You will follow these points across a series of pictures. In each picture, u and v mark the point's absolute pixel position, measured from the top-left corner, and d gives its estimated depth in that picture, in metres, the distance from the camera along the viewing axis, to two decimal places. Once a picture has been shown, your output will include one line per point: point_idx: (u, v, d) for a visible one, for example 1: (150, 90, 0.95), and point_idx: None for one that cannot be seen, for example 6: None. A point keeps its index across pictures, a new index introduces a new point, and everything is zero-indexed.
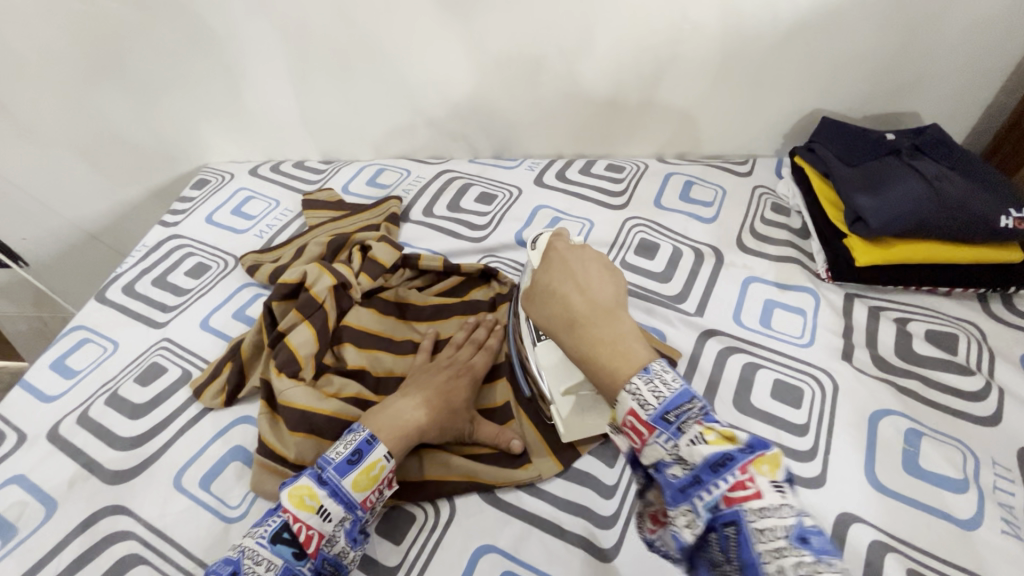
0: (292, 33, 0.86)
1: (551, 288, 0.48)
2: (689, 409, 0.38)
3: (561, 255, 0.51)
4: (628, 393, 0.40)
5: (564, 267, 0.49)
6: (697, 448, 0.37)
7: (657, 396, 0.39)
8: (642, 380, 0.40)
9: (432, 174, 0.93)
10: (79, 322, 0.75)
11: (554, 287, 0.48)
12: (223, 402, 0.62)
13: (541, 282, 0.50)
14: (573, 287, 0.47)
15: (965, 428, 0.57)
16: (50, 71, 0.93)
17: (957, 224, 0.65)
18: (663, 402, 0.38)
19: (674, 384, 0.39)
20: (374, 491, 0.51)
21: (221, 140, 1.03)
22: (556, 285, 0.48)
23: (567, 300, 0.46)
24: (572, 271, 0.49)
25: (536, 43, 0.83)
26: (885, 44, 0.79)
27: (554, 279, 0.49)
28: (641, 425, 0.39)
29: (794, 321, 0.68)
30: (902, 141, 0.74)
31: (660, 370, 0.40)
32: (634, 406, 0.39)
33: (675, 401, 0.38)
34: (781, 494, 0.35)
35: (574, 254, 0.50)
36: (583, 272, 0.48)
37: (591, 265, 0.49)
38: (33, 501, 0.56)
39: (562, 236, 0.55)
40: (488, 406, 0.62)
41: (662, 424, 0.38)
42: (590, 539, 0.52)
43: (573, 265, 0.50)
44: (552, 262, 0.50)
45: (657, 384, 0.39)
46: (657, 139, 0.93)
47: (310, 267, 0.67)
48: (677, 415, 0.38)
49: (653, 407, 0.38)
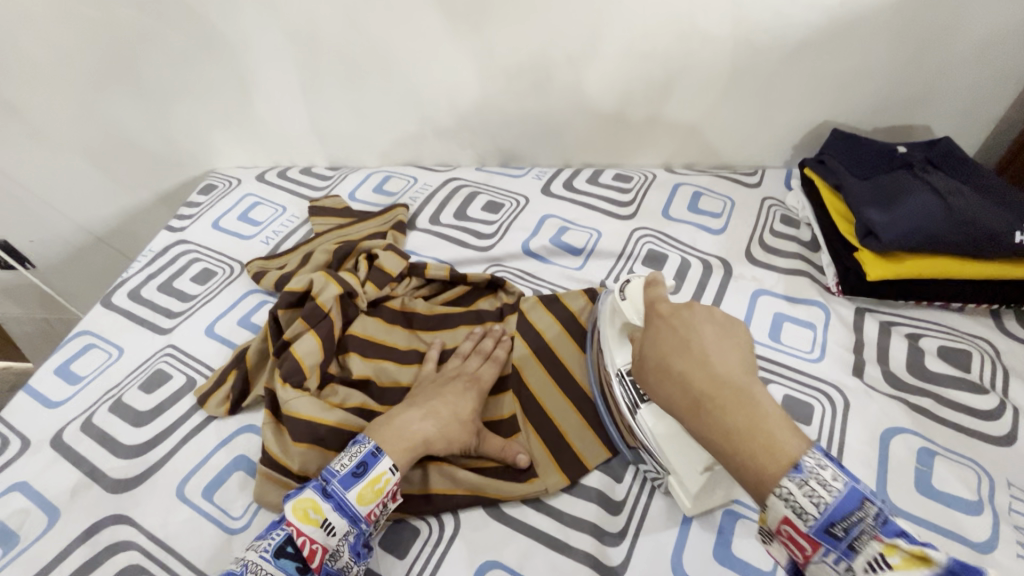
0: (301, 40, 0.86)
1: (665, 363, 0.45)
2: (860, 520, 0.36)
3: (666, 322, 0.48)
4: (780, 498, 0.37)
5: (674, 336, 0.46)
6: (879, 573, 0.34)
7: (817, 505, 0.36)
8: (793, 481, 0.37)
9: (439, 183, 0.93)
10: (84, 328, 0.75)
11: (666, 361, 0.45)
12: (227, 410, 0.62)
13: (651, 355, 0.47)
14: (693, 363, 0.44)
15: (979, 448, 0.56)
16: (60, 73, 0.94)
17: (971, 240, 0.64)
18: (827, 512, 0.36)
19: (838, 487, 0.36)
20: (379, 504, 0.50)
21: (229, 146, 1.03)
22: (671, 360, 0.45)
23: (686, 380, 0.43)
24: (685, 340, 0.45)
25: (544, 51, 0.82)
26: (895, 55, 0.78)
27: (666, 349, 0.46)
28: (802, 537, 0.37)
29: (803, 336, 0.67)
30: (914, 155, 0.74)
31: (816, 466, 0.37)
32: (790, 514, 0.37)
33: (840, 509, 0.36)
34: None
35: (682, 316, 0.47)
36: (698, 341, 0.45)
37: (706, 328, 0.46)
38: (35, 509, 0.56)
39: (660, 285, 0.53)
40: (494, 418, 0.61)
41: (828, 538, 0.36)
42: (597, 555, 0.51)
43: (683, 331, 0.46)
44: (658, 330, 0.48)
45: (813, 486, 0.36)
46: (665, 149, 0.93)
47: (316, 276, 0.67)
48: (846, 529, 0.36)
49: (814, 520, 0.36)
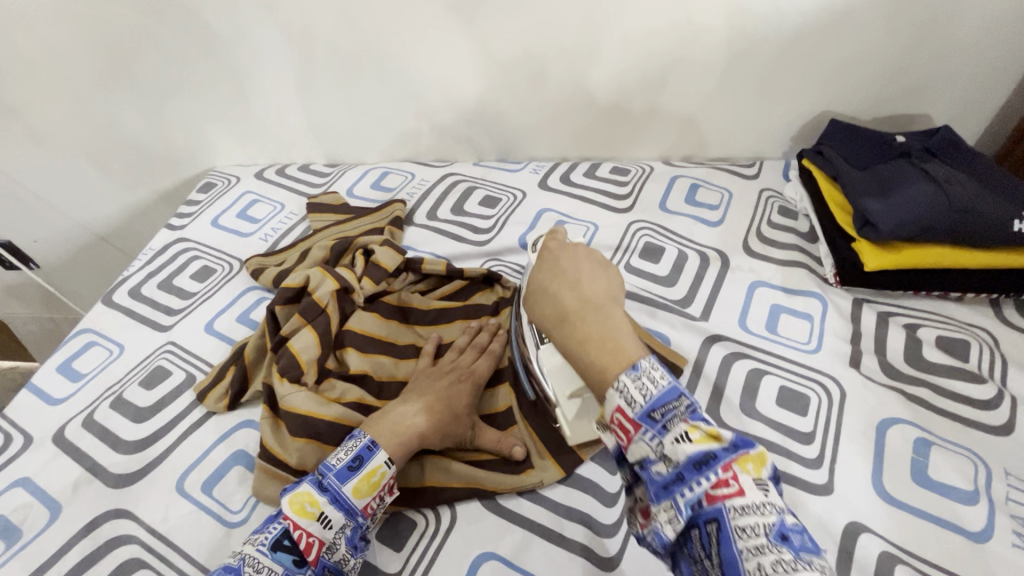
0: (296, 37, 0.86)
1: (542, 285, 0.47)
2: (675, 408, 0.38)
3: (553, 253, 0.49)
4: (615, 389, 0.39)
5: (552, 265, 0.48)
6: (682, 446, 0.37)
7: (643, 394, 0.38)
8: (629, 377, 0.39)
9: (437, 178, 0.93)
10: (86, 326, 0.75)
11: (544, 283, 0.47)
12: (226, 406, 0.62)
13: (533, 278, 0.49)
14: (565, 284, 0.46)
15: (976, 438, 0.56)
16: (58, 74, 0.94)
17: (969, 229, 0.63)
18: (649, 401, 0.38)
19: (662, 382, 0.39)
20: (375, 497, 0.51)
21: (228, 144, 1.04)
22: (546, 283, 0.47)
23: (556, 296, 0.46)
24: (562, 268, 0.47)
25: (539, 45, 0.82)
26: (895, 44, 0.77)
27: (543, 275, 0.48)
28: (627, 422, 0.39)
29: (800, 327, 0.67)
30: (912, 144, 0.73)
31: (650, 367, 0.39)
32: (621, 403, 0.39)
33: (661, 399, 0.38)
34: (762, 492, 0.35)
35: (567, 249, 0.49)
36: (573, 269, 0.47)
37: (582, 259, 0.48)
38: (38, 503, 0.57)
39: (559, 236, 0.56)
40: (490, 411, 0.62)
41: (650, 423, 0.38)
42: (592, 547, 0.51)
43: (563, 262, 0.48)
44: (542, 259, 0.50)
45: (645, 382, 0.39)
46: (662, 142, 0.93)
47: (313, 272, 0.68)
48: (663, 414, 0.38)
49: (639, 405, 0.38)
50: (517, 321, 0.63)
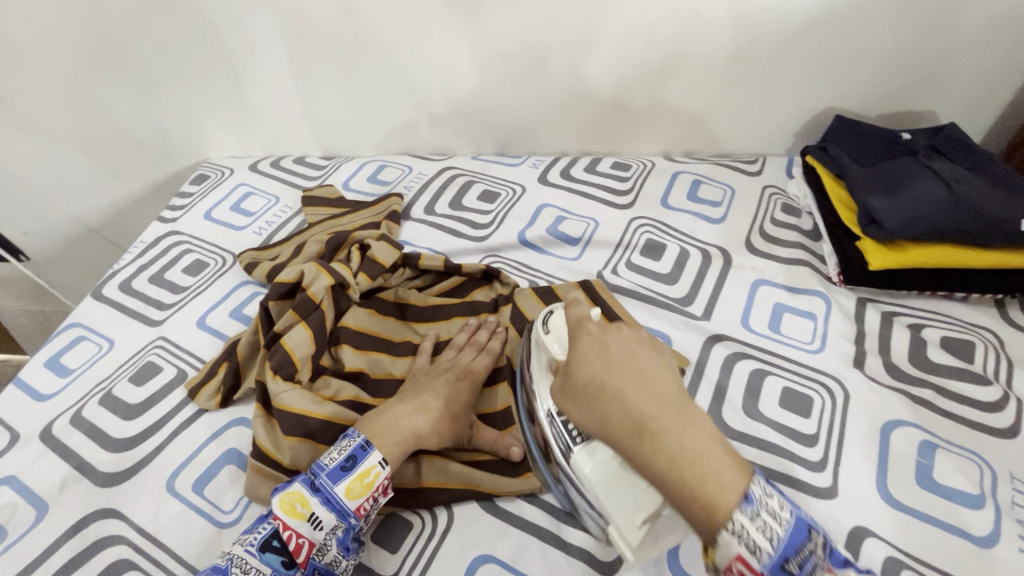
0: (292, 25, 0.84)
1: (604, 387, 0.44)
2: (809, 553, 0.37)
3: (599, 341, 0.47)
4: (733, 533, 0.36)
5: (605, 356, 0.45)
6: None
7: (770, 537, 0.36)
8: (744, 514, 0.36)
9: (435, 171, 0.92)
10: (75, 320, 0.74)
11: (601, 378, 0.44)
12: (218, 403, 0.61)
13: (581, 376, 0.46)
14: (630, 382, 0.43)
15: (981, 440, 0.55)
16: (47, 61, 0.92)
17: (977, 229, 0.62)
18: (778, 547, 0.36)
19: (786, 520, 0.37)
20: (368, 498, 0.49)
21: (221, 135, 1.02)
22: (607, 382, 0.44)
23: (623, 398, 0.42)
24: (620, 361, 0.45)
25: (541, 37, 0.80)
26: (901, 39, 0.76)
27: (597, 368, 0.45)
28: (752, 573, 0.36)
29: (803, 326, 0.66)
30: (918, 141, 0.72)
31: (763, 495, 0.37)
32: (741, 550, 0.36)
33: (791, 544, 0.36)
34: None
35: (613, 336, 0.47)
36: (635, 363, 0.44)
37: (637, 351, 0.46)
38: (24, 503, 0.55)
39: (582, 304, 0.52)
40: (488, 410, 0.60)
41: (783, 574, 0.36)
42: (591, 550, 0.50)
43: (615, 349, 0.46)
44: (589, 350, 0.46)
45: (765, 519, 0.37)
46: (664, 137, 0.91)
47: (307, 266, 0.66)
48: (798, 563, 0.36)
49: (767, 553, 0.36)
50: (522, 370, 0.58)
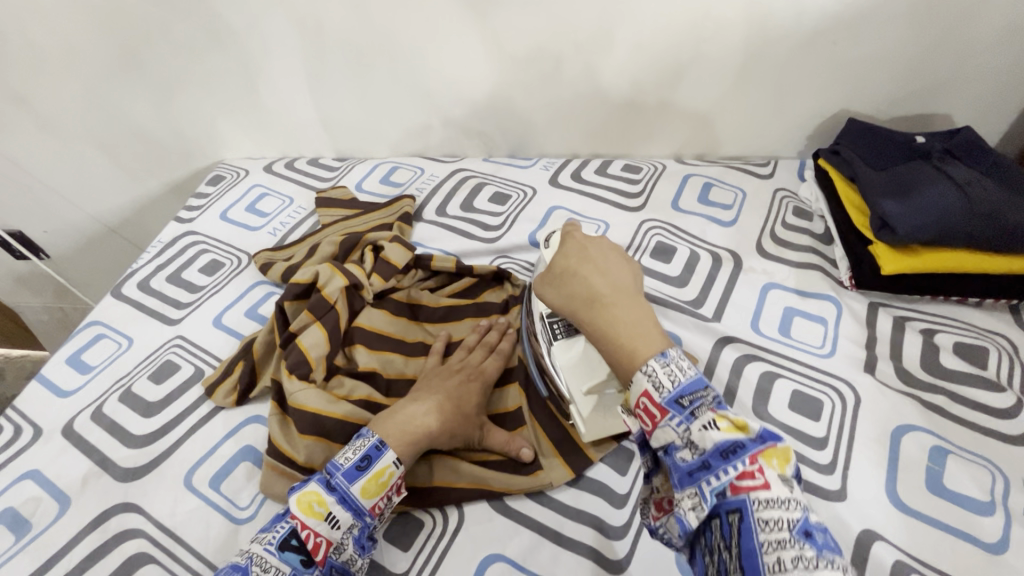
0: (307, 29, 0.85)
1: (571, 270, 0.52)
2: (702, 397, 0.41)
3: (580, 242, 0.55)
4: (644, 374, 0.43)
5: (583, 253, 0.53)
6: (709, 433, 0.40)
7: (672, 379, 0.42)
8: (658, 363, 0.43)
9: (446, 173, 0.93)
10: (95, 318, 0.75)
11: (575, 269, 0.52)
12: (234, 401, 0.62)
13: (561, 263, 0.53)
14: (594, 270, 0.51)
15: (993, 447, 0.55)
16: (69, 65, 0.94)
17: (990, 234, 0.62)
18: (677, 386, 0.42)
19: (689, 371, 0.42)
20: (383, 497, 0.50)
21: (237, 137, 1.03)
22: (578, 267, 0.52)
23: (585, 280, 0.50)
24: (592, 257, 0.52)
25: (553, 40, 0.81)
26: (918, 40, 0.76)
27: (572, 261, 0.53)
28: (653, 406, 0.42)
29: (814, 330, 0.66)
30: (933, 145, 0.72)
31: (677, 356, 0.43)
32: (648, 387, 0.42)
33: (688, 387, 0.42)
34: (789, 491, 0.38)
35: (594, 244, 0.54)
36: (603, 259, 0.52)
37: (609, 253, 0.53)
38: (47, 496, 0.57)
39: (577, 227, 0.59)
40: (499, 411, 0.61)
41: (676, 408, 0.41)
42: (600, 549, 0.51)
43: (592, 253, 0.53)
44: (572, 248, 0.54)
45: (673, 368, 0.43)
46: (675, 140, 0.91)
47: (322, 267, 0.67)
48: (691, 401, 0.41)
49: (668, 390, 0.42)
50: (528, 318, 0.63)
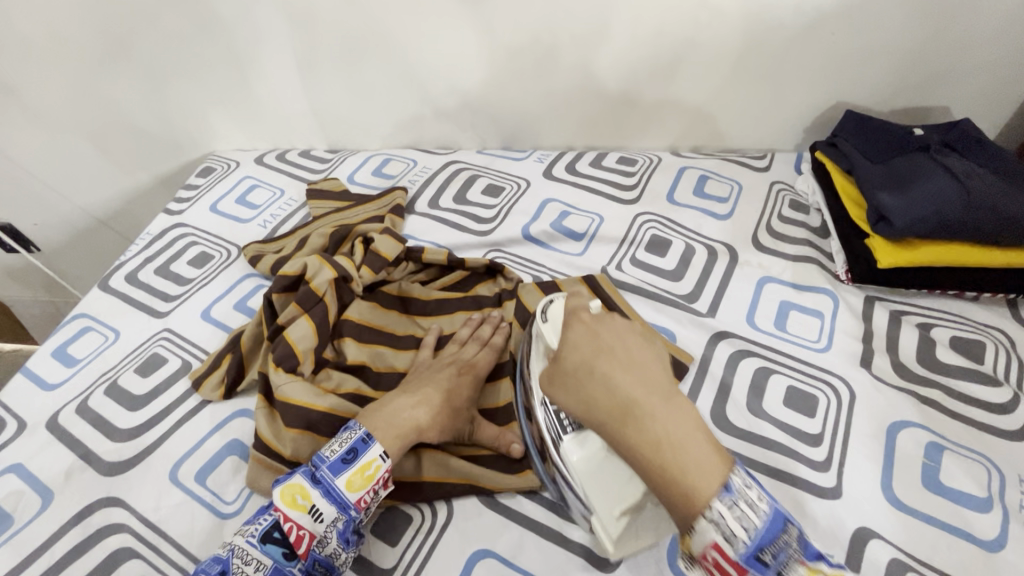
0: (298, 18, 0.84)
1: (590, 366, 0.43)
2: (785, 545, 0.36)
3: (589, 326, 0.46)
4: (712, 523, 0.36)
5: (597, 339, 0.45)
6: None
7: (747, 527, 0.35)
8: (722, 503, 0.36)
9: (440, 165, 0.91)
10: (82, 310, 0.74)
11: (589, 362, 0.44)
12: (221, 394, 0.61)
13: (572, 358, 0.45)
14: (616, 368, 0.42)
15: (989, 442, 0.54)
16: (56, 54, 0.92)
17: (988, 226, 0.61)
18: (755, 536, 0.35)
19: (763, 511, 0.36)
20: (368, 491, 0.49)
21: (227, 128, 1.02)
22: (593, 363, 0.43)
23: (609, 381, 0.42)
24: (607, 345, 0.44)
25: (548, 30, 0.80)
26: (918, 30, 0.74)
27: (585, 351, 0.44)
28: (726, 562, 0.36)
29: (809, 325, 0.65)
30: (931, 137, 0.71)
31: (744, 488, 0.37)
32: (717, 538, 0.36)
33: (767, 535, 0.35)
34: None
35: (606, 326, 0.46)
36: (621, 346, 0.44)
37: (627, 336, 0.45)
38: (30, 491, 0.56)
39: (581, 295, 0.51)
40: (490, 405, 0.60)
41: (756, 564, 0.35)
42: (590, 546, 0.50)
43: (604, 336, 0.45)
44: (581, 335, 0.46)
45: (743, 509, 0.36)
46: (671, 132, 0.90)
47: (311, 259, 0.66)
48: (773, 555, 0.35)
49: (742, 542, 0.35)
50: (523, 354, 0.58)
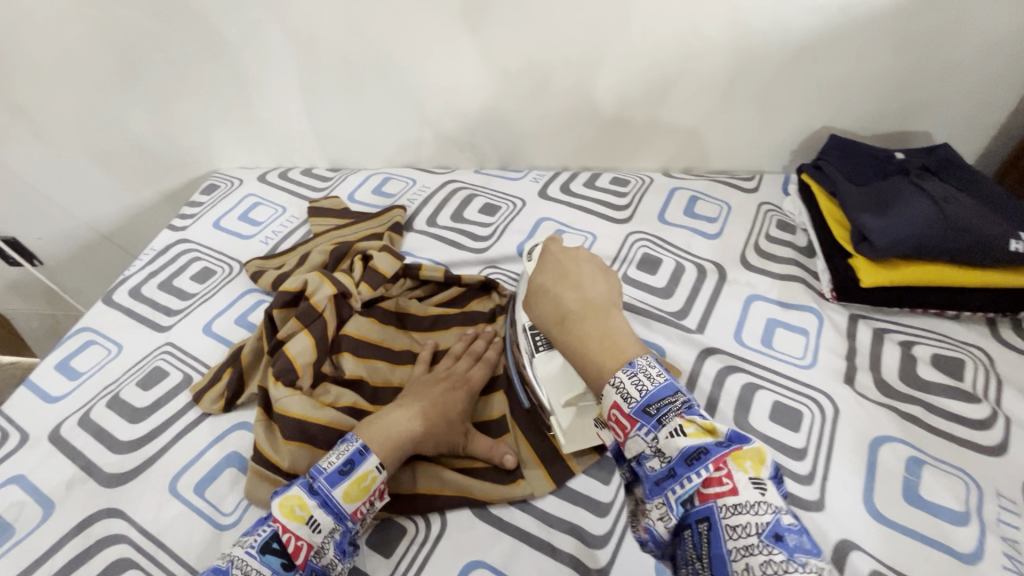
0: (303, 43, 0.87)
1: (546, 288, 0.52)
2: (671, 403, 0.41)
3: (556, 256, 0.56)
4: (612, 386, 0.42)
5: (558, 267, 0.54)
6: (676, 439, 0.39)
7: (639, 388, 0.42)
8: (626, 374, 0.43)
9: (438, 185, 0.94)
10: (85, 324, 0.76)
11: (548, 286, 0.52)
12: (221, 408, 0.63)
13: (538, 279, 0.54)
14: (568, 287, 0.51)
15: (969, 458, 0.56)
16: (68, 75, 0.96)
17: (965, 247, 0.63)
18: (645, 396, 0.41)
19: (658, 378, 0.42)
20: (365, 502, 0.51)
21: (232, 147, 1.05)
22: (549, 285, 0.53)
23: (558, 298, 0.51)
24: (566, 273, 0.53)
25: (543, 56, 0.83)
26: (898, 58, 0.78)
27: (548, 276, 0.53)
28: (623, 417, 0.41)
29: (795, 342, 0.67)
30: (911, 162, 0.74)
31: (646, 365, 0.43)
32: (617, 398, 0.42)
33: (656, 395, 0.41)
34: (762, 494, 0.36)
35: (571, 255, 0.55)
36: (576, 274, 0.53)
37: (586, 266, 0.53)
38: (31, 501, 0.57)
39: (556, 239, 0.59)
40: (484, 418, 0.62)
41: (645, 418, 0.41)
42: (582, 558, 0.51)
43: (567, 266, 0.54)
44: (549, 267, 0.54)
45: (640, 376, 0.42)
46: (662, 154, 0.93)
47: (311, 276, 0.68)
48: (658, 409, 0.41)
49: (634, 400, 0.41)
50: (511, 329, 0.64)
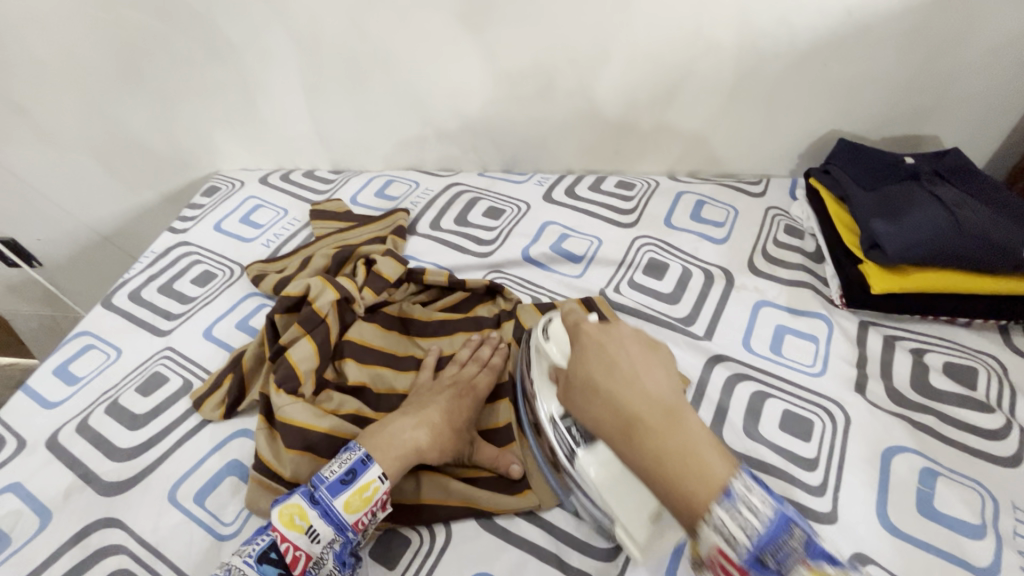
0: (306, 44, 0.86)
1: (595, 384, 0.44)
2: (788, 545, 0.35)
3: (593, 339, 0.47)
4: (711, 527, 0.36)
5: (603, 355, 0.45)
6: None
7: (748, 528, 0.35)
8: (722, 508, 0.36)
9: (441, 187, 0.93)
10: (85, 328, 0.75)
11: (595, 379, 0.44)
12: (221, 414, 0.62)
13: (579, 373, 0.45)
14: (620, 381, 0.43)
15: (983, 469, 0.55)
16: (69, 75, 0.95)
17: (979, 254, 0.62)
18: (756, 538, 0.35)
19: (765, 512, 0.36)
20: (366, 513, 0.50)
21: (233, 148, 1.04)
22: (597, 378, 0.44)
23: (612, 397, 0.42)
24: (613, 360, 0.44)
25: (549, 57, 0.82)
26: (906, 61, 0.77)
27: (593, 368, 0.45)
28: (732, 566, 0.35)
29: (805, 349, 0.66)
30: (922, 166, 0.73)
31: (744, 492, 0.36)
32: (721, 542, 0.35)
33: (770, 535, 0.35)
34: None
35: (609, 337, 0.46)
36: (625, 361, 0.44)
37: (631, 349, 0.45)
38: (28, 510, 0.56)
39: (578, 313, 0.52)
40: (489, 426, 0.61)
41: (760, 567, 0.34)
42: (590, 570, 0.50)
43: (611, 350, 0.45)
44: (587, 352, 0.46)
45: (743, 514, 0.35)
46: (668, 157, 0.92)
47: (314, 281, 0.67)
48: (775, 555, 0.35)
49: (745, 544, 0.35)
50: (523, 355, 0.61)
